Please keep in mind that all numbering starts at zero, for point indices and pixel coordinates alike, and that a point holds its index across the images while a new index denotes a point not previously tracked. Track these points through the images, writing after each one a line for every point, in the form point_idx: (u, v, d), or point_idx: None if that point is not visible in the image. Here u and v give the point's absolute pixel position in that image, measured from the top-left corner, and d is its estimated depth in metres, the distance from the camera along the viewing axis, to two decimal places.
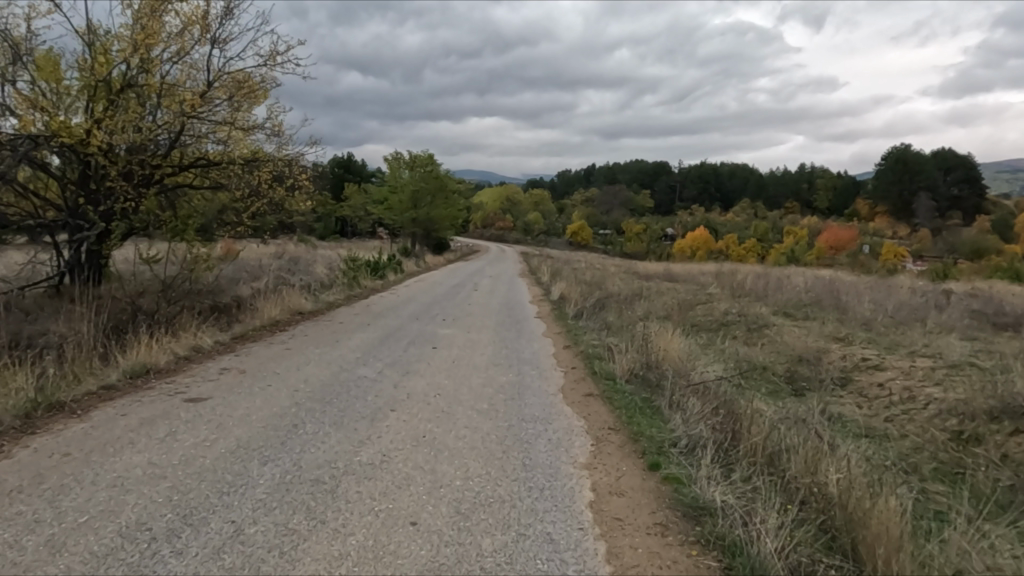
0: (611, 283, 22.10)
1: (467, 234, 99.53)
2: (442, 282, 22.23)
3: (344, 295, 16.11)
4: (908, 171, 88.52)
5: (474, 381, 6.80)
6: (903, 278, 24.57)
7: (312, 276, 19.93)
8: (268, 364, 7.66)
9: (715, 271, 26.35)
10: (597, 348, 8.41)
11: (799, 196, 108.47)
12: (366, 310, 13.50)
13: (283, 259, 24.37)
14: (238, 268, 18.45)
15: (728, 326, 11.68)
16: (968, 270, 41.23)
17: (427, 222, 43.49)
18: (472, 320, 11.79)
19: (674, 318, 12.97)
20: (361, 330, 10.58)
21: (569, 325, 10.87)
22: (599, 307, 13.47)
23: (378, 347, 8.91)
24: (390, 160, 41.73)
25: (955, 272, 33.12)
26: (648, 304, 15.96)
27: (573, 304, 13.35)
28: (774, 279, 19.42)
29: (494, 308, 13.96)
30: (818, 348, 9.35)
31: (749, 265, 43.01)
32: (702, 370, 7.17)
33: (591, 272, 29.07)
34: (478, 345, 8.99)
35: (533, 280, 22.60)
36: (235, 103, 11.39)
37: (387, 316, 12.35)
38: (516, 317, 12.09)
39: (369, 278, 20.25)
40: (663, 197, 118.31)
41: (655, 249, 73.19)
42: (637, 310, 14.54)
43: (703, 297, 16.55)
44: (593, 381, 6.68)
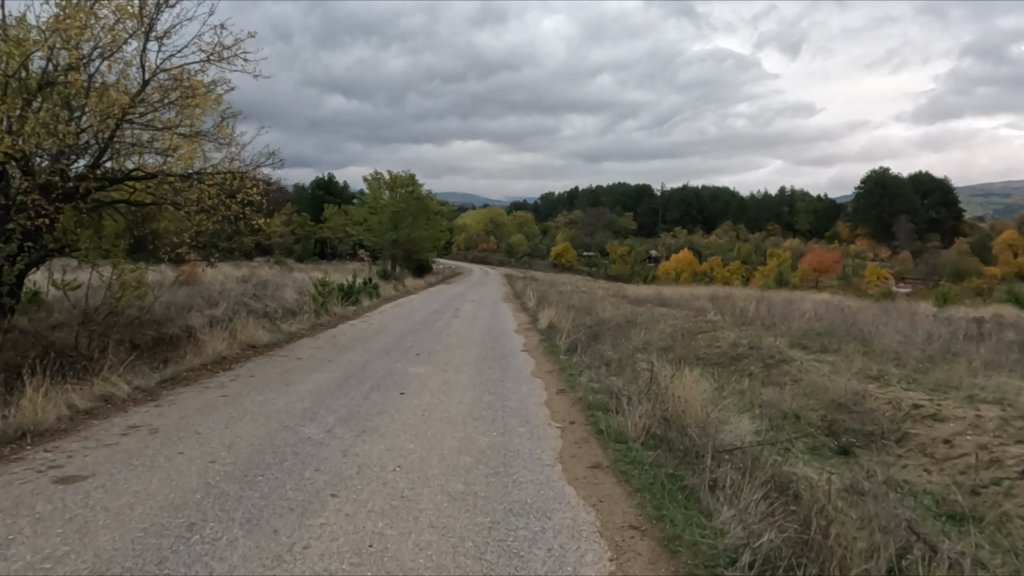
0: (601, 309, 20.75)
1: (449, 255, 98.03)
2: (421, 307, 20.72)
3: (309, 324, 14.57)
4: (889, 194, 88.90)
5: (447, 445, 5.32)
6: (903, 304, 23.55)
7: (278, 302, 18.33)
8: (190, 420, 6.10)
9: (709, 295, 25.15)
10: (599, 395, 6.97)
11: (782, 219, 108.58)
12: (333, 342, 12.01)
13: (250, 283, 22.74)
14: (196, 293, 16.82)
15: (741, 362, 10.32)
16: (956, 292, 40.59)
17: (408, 244, 42.05)
18: (451, 354, 10.36)
19: (677, 351, 11.58)
20: (322, 368, 9.10)
21: (562, 361, 9.42)
22: (593, 338, 12.09)
23: (336, 392, 7.41)
24: (370, 179, 40.35)
25: (947, 295, 32.28)
26: (645, 333, 14.60)
27: (564, 335, 11.93)
28: (777, 305, 18.14)
29: (477, 339, 12.54)
30: (855, 390, 7.98)
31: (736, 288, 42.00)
32: (733, 427, 5.76)
33: (579, 296, 27.77)
34: (455, 390, 7.51)
35: (519, 305, 21.18)
36: (180, 107, 9.96)
37: (355, 350, 10.88)
38: (501, 351, 10.64)
39: (341, 304, 18.69)
40: (647, 219, 118.04)
41: (639, 272, 72.25)
42: (635, 340, 13.16)
43: (703, 324, 15.24)
44: (599, 447, 5.24)
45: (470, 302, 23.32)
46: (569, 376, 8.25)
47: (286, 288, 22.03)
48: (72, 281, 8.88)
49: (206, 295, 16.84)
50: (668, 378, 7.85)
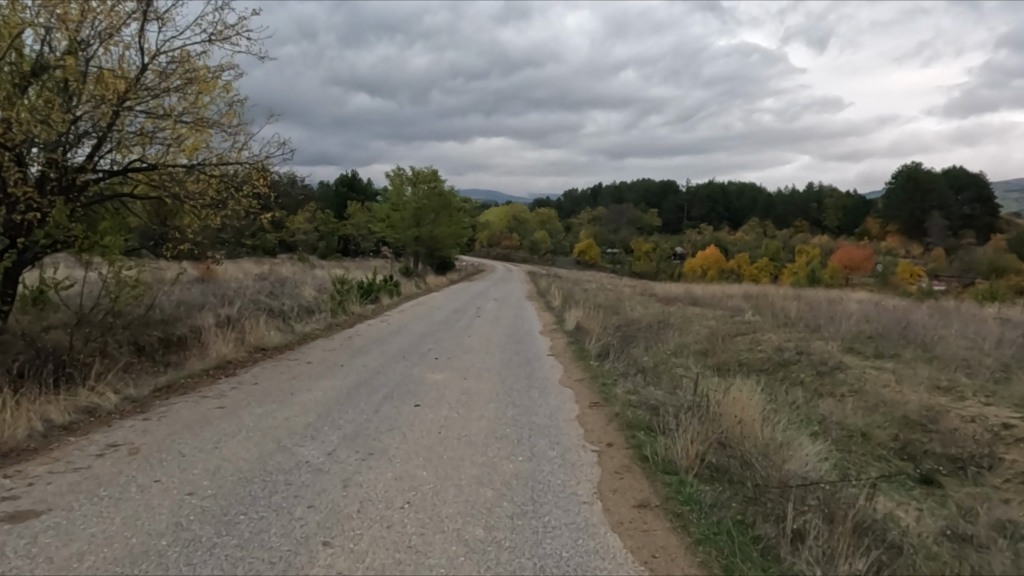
0: (630, 308, 19.89)
1: (472, 252, 97.58)
2: (442, 306, 20.03)
3: (326, 324, 13.93)
4: (922, 189, 86.40)
5: (466, 474, 4.55)
6: (947, 303, 22.32)
7: (295, 301, 17.76)
8: (177, 438, 5.40)
9: (741, 294, 24.13)
10: (638, 410, 6.15)
11: (810, 215, 106.30)
12: (348, 344, 11.34)
13: (268, 280, 22.27)
14: (210, 292, 16.31)
15: (789, 369, 9.41)
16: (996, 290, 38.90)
17: (430, 241, 41.47)
18: (472, 358, 9.62)
19: (716, 356, 10.70)
20: (333, 374, 8.41)
21: (593, 368, 8.62)
22: (625, 341, 11.26)
23: (344, 404, 6.69)
24: (391, 176, 39.82)
25: (989, 293, 30.79)
26: (679, 335, 13.73)
27: (593, 338, 11.09)
28: (818, 304, 17.11)
29: (500, 341, 11.80)
30: (928, 404, 7.05)
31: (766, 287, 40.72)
32: (800, 452, 4.91)
33: (604, 295, 26.94)
34: (476, 402, 6.75)
35: (543, 304, 20.42)
36: (186, 95, 9.40)
37: (370, 353, 10.19)
38: (526, 356, 9.86)
39: (359, 303, 18.06)
40: (672, 216, 116.38)
41: (665, 269, 71.06)
42: (669, 343, 12.30)
43: (741, 326, 14.31)
44: (643, 479, 4.43)
45: (493, 300, 22.59)
46: (602, 385, 7.45)
47: (304, 286, 21.51)
48: (65, 279, 8.27)
49: (221, 293, 16.33)
50: (713, 390, 6.99)
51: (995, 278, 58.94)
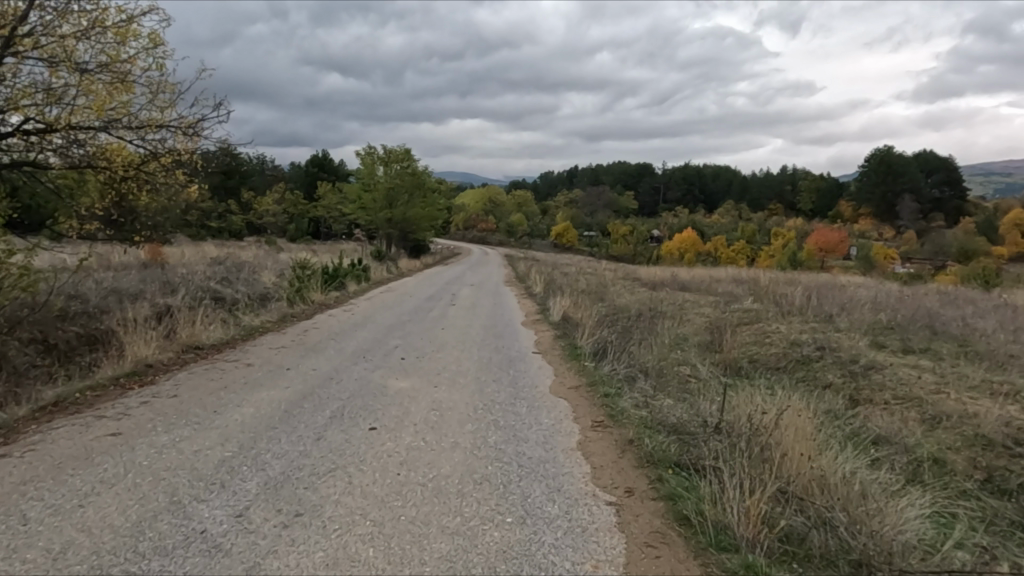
0: (615, 295, 18.61)
1: (448, 235, 95.67)
2: (414, 293, 18.54)
3: (281, 315, 12.40)
4: (893, 173, 86.79)
5: (434, 552, 3.12)
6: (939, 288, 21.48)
7: (250, 287, 16.10)
8: (31, 488, 3.89)
9: (728, 279, 23.11)
10: (658, 435, 4.81)
11: (785, 198, 106.28)
12: (303, 339, 9.85)
13: (224, 265, 20.50)
14: (153, 279, 14.60)
15: (812, 368, 8.17)
16: (972, 274, 38.65)
17: (403, 224, 39.80)
18: (446, 358, 8.21)
19: (724, 353, 9.42)
20: (277, 381, 6.91)
21: (589, 370, 7.25)
22: (620, 334, 9.93)
23: (279, 426, 5.21)
24: (362, 155, 37.91)
25: (968, 279, 30.35)
26: (675, 326, 12.44)
27: (584, 331, 9.73)
28: (817, 290, 16.00)
29: (477, 335, 10.38)
30: (1002, 417, 5.79)
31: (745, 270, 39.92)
32: (892, 505, 3.60)
33: (585, 279, 25.73)
34: (448, 420, 5.34)
35: (522, 290, 19.03)
36: (93, 43, 7.72)
37: (327, 351, 8.73)
38: (510, 354, 8.47)
39: (323, 290, 16.50)
40: (648, 199, 115.71)
41: (642, 252, 70.11)
42: (668, 336, 11.00)
43: (741, 314, 13.10)
44: (690, 561, 3.05)
45: (469, 286, 21.16)
46: (605, 395, 6.08)
47: (264, 270, 19.82)
48: None
49: (165, 280, 14.65)
50: (744, 405, 5.67)
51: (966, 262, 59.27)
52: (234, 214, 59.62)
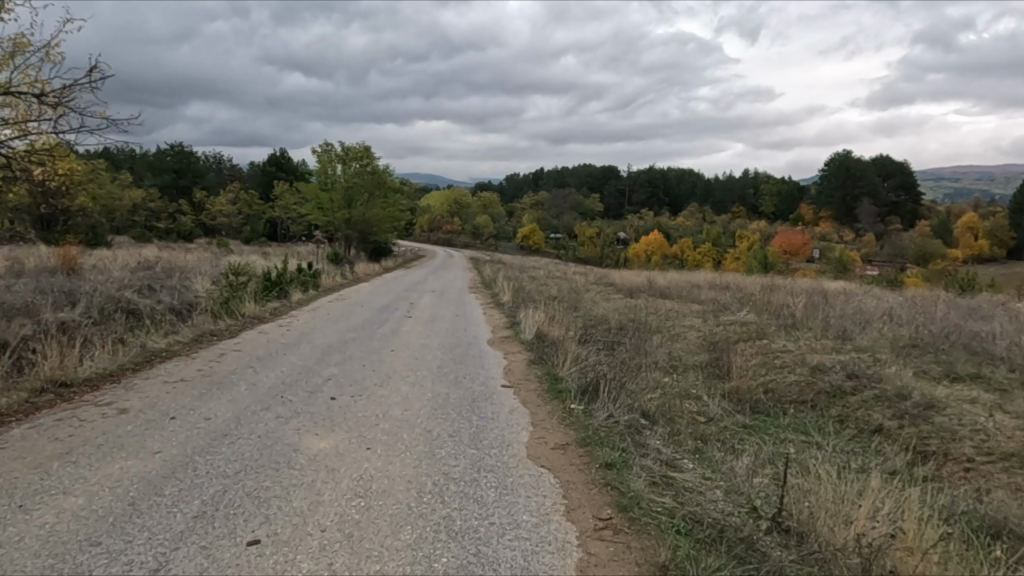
0: (589, 303, 16.96)
1: (411, 236, 93.30)
2: (368, 301, 16.59)
3: (201, 333, 10.37)
4: (853, 177, 87.69)
5: None
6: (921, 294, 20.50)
7: (175, 297, 13.95)
8: None
9: (706, 285, 21.76)
10: (709, 555, 3.08)
11: (748, 200, 106.54)
12: (216, 367, 7.88)
13: (152, 270, 18.20)
14: (52, 288, 12.34)
15: (851, 408, 6.57)
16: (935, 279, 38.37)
17: (361, 225, 37.63)
18: (390, 396, 6.35)
19: (734, 383, 7.76)
20: (150, 439, 4.98)
21: (575, 417, 5.51)
22: (607, 358, 8.20)
23: (107, 539, 3.29)
24: (318, 151, 35.58)
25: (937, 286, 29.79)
26: (665, 344, 10.80)
27: (562, 353, 7.97)
28: (809, 298, 14.58)
29: (434, 356, 8.55)
30: None
31: (713, 274, 38.92)
32: None
33: (554, 284, 24.09)
34: (379, 522, 3.50)
35: (488, 298, 17.21)
36: None
37: (240, 386, 6.82)
38: (471, 390, 6.64)
39: (260, 300, 14.45)
40: (613, 202, 115.09)
41: (609, 255, 68.91)
42: (661, 359, 9.34)
43: (738, 327, 11.55)
44: None
45: (430, 292, 19.30)
46: (609, 463, 4.35)
47: (197, 276, 17.63)
48: None
49: (70, 289, 12.48)
50: (811, 490, 3.99)
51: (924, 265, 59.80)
52: (183, 214, 56.50)
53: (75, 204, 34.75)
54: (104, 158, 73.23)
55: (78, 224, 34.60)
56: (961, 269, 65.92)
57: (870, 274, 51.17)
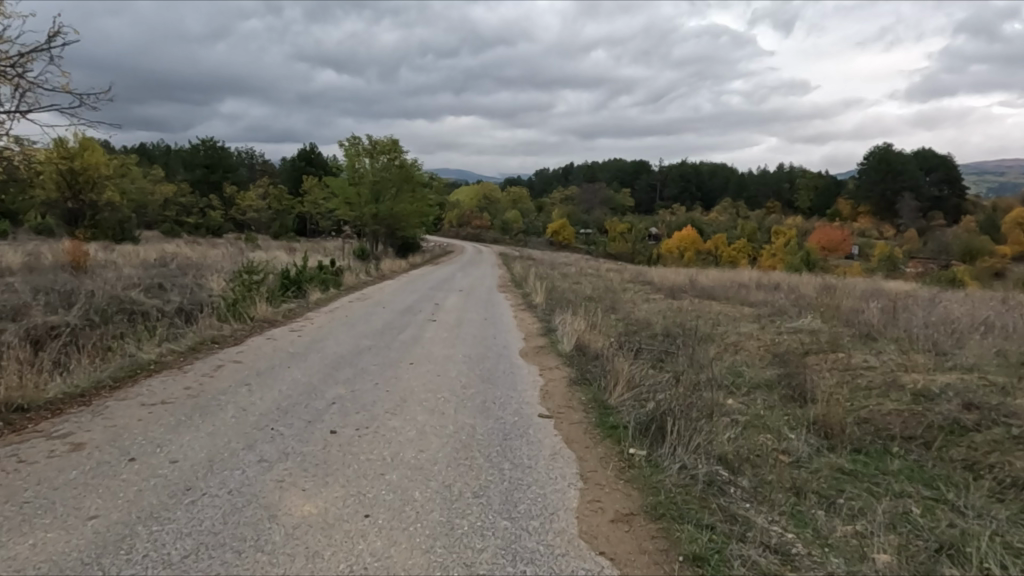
0: (629, 306, 15.68)
1: (440, 232, 92.59)
2: (392, 301, 15.56)
3: (203, 339, 9.36)
4: (893, 171, 84.54)
5: None
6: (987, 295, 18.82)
7: (186, 296, 13.04)
8: None
9: (753, 285, 20.32)
10: None
11: (784, 195, 103.60)
12: (207, 384, 6.80)
13: (168, 267, 17.43)
14: (52, 287, 11.49)
15: (979, 454, 5.25)
16: (986, 279, 36.20)
17: (389, 219, 36.74)
18: (403, 430, 5.18)
19: (817, 412, 6.45)
20: (90, 494, 3.86)
21: (636, 468, 4.30)
22: (664, 378, 6.94)
23: None
24: (345, 145, 34.76)
25: (991, 287, 27.93)
26: (722, 356, 9.50)
27: (609, 372, 6.74)
28: (875, 302, 13.13)
29: (459, 372, 7.36)
30: None
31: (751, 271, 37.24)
32: None
33: (589, 283, 22.83)
34: None
35: (520, 299, 16.02)
36: None
37: (227, 411, 5.73)
38: (501, 421, 5.44)
39: (274, 301, 13.45)
40: (644, 197, 112.97)
41: (641, 251, 67.19)
42: (721, 379, 8.06)
43: (804, 337, 10.20)
44: None
45: (457, 291, 18.18)
46: (699, 556, 3.11)
47: (214, 273, 16.79)
48: None
49: (72, 288, 11.65)
50: None
51: (971, 262, 57.15)
52: (213, 209, 56.42)
53: (103, 199, 34.52)
54: (139, 154, 73.81)
55: (106, 219, 34.39)
56: (1011, 267, 62.77)
57: (914, 272, 48.91)
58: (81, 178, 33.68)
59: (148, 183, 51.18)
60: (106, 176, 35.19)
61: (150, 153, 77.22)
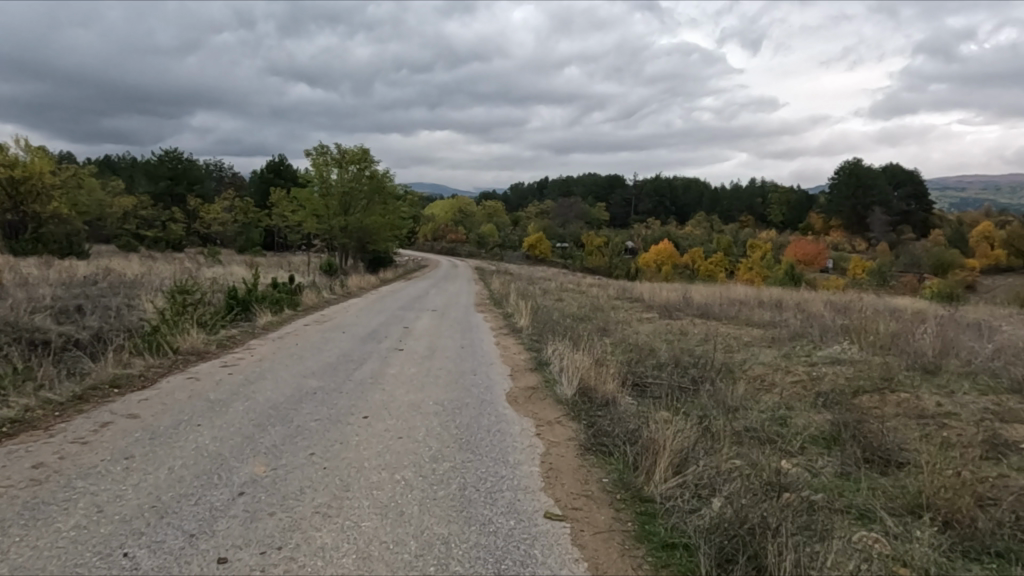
0: (624, 328, 13.92)
1: (412, 245, 90.51)
2: (356, 324, 13.55)
3: (102, 378, 7.30)
4: (865, 185, 84.98)
5: None
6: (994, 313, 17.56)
7: (105, 321, 10.86)
8: None
9: (750, 303, 18.83)
10: None
11: (757, 209, 103.68)
12: (68, 460, 4.76)
13: (99, 285, 15.22)
14: None
15: None
16: (960, 292, 35.63)
17: (359, 232, 34.68)
18: (336, 558, 3.26)
19: (922, 488, 4.68)
20: None
21: None
22: (704, 443, 5.14)
23: None
24: (312, 153, 32.65)
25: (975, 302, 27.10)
26: (756, 399, 7.73)
27: (635, 438, 4.89)
28: (907, 324, 11.58)
29: (428, 433, 5.46)
30: None
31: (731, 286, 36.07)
32: None
33: (573, 301, 21.12)
34: None
35: (500, 320, 14.18)
36: None
37: (71, 515, 3.75)
38: (489, 531, 3.57)
39: (212, 328, 11.34)
40: (619, 210, 112.20)
41: (619, 264, 65.83)
42: (766, 436, 6.29)
43: (846, 370, 8.50)
44: None
45: (430, 311, 16.25)
46: None
47: (149, 292, 14.60)
48: None
49: None
50: None
51: (943, 276, 57.04)
52: (174, 222, 53.70)
53: (48, 210, 31.88)
54: (98, 165, 70.58)
55: (50, 233, 31.74)
56: (982, 281, 62.77)
57: (889, 285, 48.42)
58: (23, 187, 31.03)
59: (105, 194, 48.41)
60: (52, 186, 32.56)
61: (112, 164, 74.07)
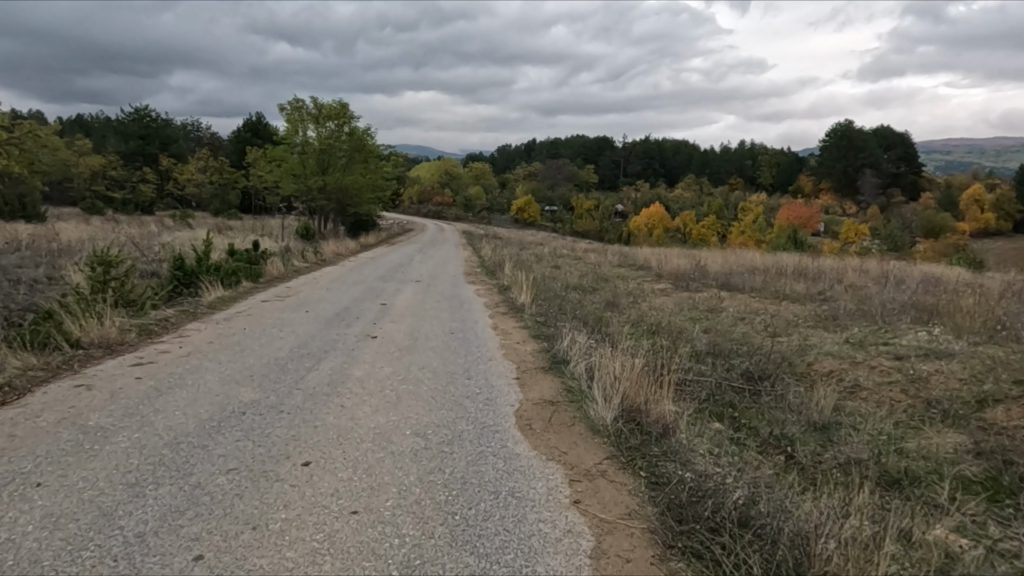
0: (642, 303, 11.91)
1: (397, 209, 87.74)
2: (326, 300, 11.40)
3: None
4: (859, 147, 83.08)
5: None
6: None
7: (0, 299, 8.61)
8: None
9: (771, 272, 16.93)
10: None
11: (749, 171, 101.53)
12: None
13: (23, 252, 12.88)
14: None
15: None
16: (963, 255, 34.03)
17: (339, 194, 32.21)
18: None
19: None
20: None
21: None
22: (854, 524, 3.14)
23: None
24: (286, 107, 29.92)
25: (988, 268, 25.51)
26: (849, 414, 5.72)
27: (755, 538, 2.84)
28: (985, 301, 9.67)
29: (400, 503, 3.40)
30: None
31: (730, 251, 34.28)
32: None
33: (574, 269, 19.13)
34: None
35: (496, 295, 12.09)
36: None
37: None
38: None
39: (137, 310, 9.07)
40: (609, 172, 109.50)
41: (609, 227, 63.83)
42: (900, 491, 4.28)
43: (954, 368, 6.50)
44: None
45: (413, 283, 14.11)
46: None
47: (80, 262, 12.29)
48: None
49: None
50: None
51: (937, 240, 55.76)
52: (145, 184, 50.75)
53: None
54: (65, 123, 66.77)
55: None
56: (975, 243, 61.60)
57: (886, 249, 46.88)
58: None
59: (69, 153, 45.35)
60: None
61: (83, 123, 70.20)
